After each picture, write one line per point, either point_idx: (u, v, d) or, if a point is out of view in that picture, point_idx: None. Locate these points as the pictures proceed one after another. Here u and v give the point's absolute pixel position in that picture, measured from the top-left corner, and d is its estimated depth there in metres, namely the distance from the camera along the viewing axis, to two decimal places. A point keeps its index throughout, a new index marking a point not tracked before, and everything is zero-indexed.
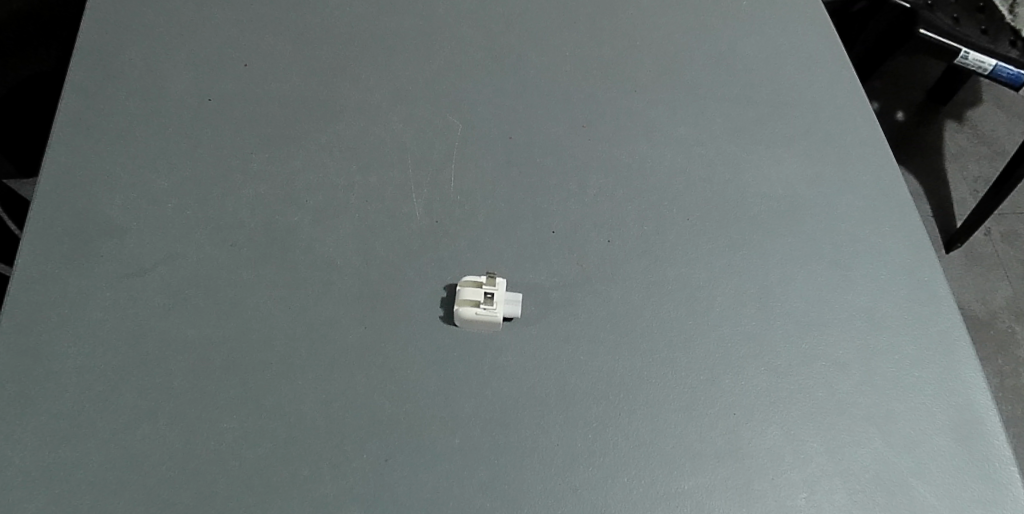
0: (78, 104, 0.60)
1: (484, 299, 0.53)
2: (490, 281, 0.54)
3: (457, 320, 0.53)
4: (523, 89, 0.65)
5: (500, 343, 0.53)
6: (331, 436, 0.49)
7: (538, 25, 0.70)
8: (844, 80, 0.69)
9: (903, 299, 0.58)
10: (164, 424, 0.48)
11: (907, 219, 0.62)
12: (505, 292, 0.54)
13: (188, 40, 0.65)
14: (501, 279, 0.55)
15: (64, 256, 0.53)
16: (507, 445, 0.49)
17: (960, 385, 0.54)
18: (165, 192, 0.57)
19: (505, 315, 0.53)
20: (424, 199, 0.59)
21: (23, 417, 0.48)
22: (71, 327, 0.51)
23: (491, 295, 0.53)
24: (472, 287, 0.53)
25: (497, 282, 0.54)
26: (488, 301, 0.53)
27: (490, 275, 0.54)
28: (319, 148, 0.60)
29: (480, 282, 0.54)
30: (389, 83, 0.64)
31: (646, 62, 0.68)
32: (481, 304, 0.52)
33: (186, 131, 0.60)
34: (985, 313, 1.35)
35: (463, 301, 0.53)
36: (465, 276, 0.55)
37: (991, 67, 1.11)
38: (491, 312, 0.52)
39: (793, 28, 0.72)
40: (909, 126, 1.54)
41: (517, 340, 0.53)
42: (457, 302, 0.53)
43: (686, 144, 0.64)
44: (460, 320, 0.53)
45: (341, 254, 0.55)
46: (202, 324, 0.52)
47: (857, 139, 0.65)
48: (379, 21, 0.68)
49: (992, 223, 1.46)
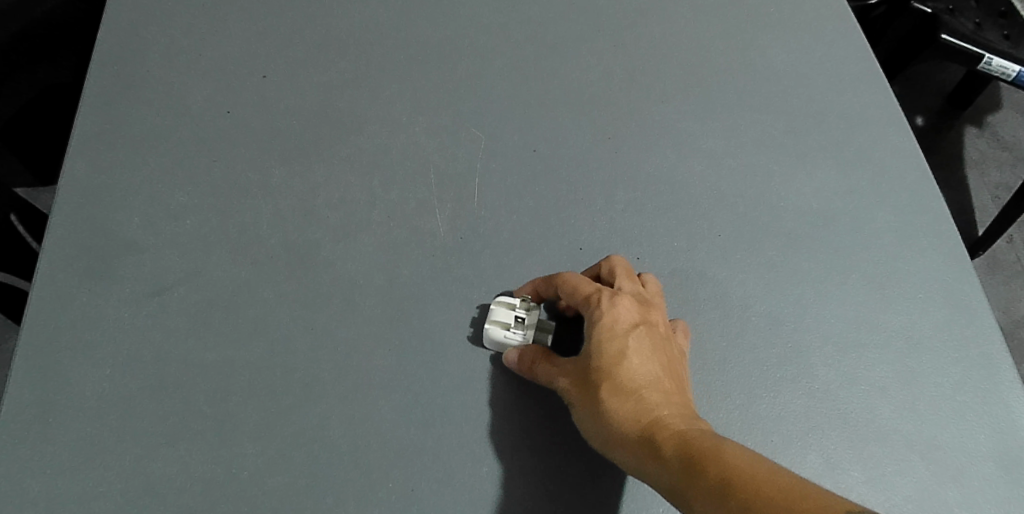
0: (98, 118, 0.59)
1: (516, 322, 0.51)
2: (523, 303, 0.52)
3: (483, 339, 0.51)
4: (547, 100, 0.64)
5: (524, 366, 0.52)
6: (356, 463, 0.47)
7: (562, 34, 0.68)
8: (876, 89, 0.67)
9: (944, 318, 0.56)
10: (186, 449, 0.47)
11: (945, 236, 0.60)
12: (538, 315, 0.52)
13: (209, 52, 0.64)
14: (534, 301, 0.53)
15: (83, 274, 0.52)
16: (535, 474, 0.48)
17: (1004, 409, 0.52)
18: (185, 208, 0.56)
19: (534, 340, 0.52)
20: (448, 215, 0.57)
21: (40, 442, 0.46)
22: (87, 349, 0.49)
23: (523, 319, 0.52)
24: (505, 308, 0.52)
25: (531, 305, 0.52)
26: (520, 327, 0.51)
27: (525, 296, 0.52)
28: (341, 162, 0.59)
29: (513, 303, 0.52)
30: (412, 94, 0.63)
31: (673, 70, 0.67)
32: (512, 328, 0.51)
33: (207, 145, 0.59)
34: (1008, 323, 1.33)
35: (494, 321, 0.51)
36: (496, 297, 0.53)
37: (1014, 74, 1.08)
38: (520, 336, 0.51)
39: (823, 35, 0.70)
40: (928, 132, 1.52)
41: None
42: (487, 322, 0.51)
43: (715, 157, 0.62)
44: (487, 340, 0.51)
45: (364, 272, 0.54)
46: (223, 344, 0.50)
47: (891, 151, 0.64)
48: (401, 31, 0.67)
49: (1014, 230, 1.43)
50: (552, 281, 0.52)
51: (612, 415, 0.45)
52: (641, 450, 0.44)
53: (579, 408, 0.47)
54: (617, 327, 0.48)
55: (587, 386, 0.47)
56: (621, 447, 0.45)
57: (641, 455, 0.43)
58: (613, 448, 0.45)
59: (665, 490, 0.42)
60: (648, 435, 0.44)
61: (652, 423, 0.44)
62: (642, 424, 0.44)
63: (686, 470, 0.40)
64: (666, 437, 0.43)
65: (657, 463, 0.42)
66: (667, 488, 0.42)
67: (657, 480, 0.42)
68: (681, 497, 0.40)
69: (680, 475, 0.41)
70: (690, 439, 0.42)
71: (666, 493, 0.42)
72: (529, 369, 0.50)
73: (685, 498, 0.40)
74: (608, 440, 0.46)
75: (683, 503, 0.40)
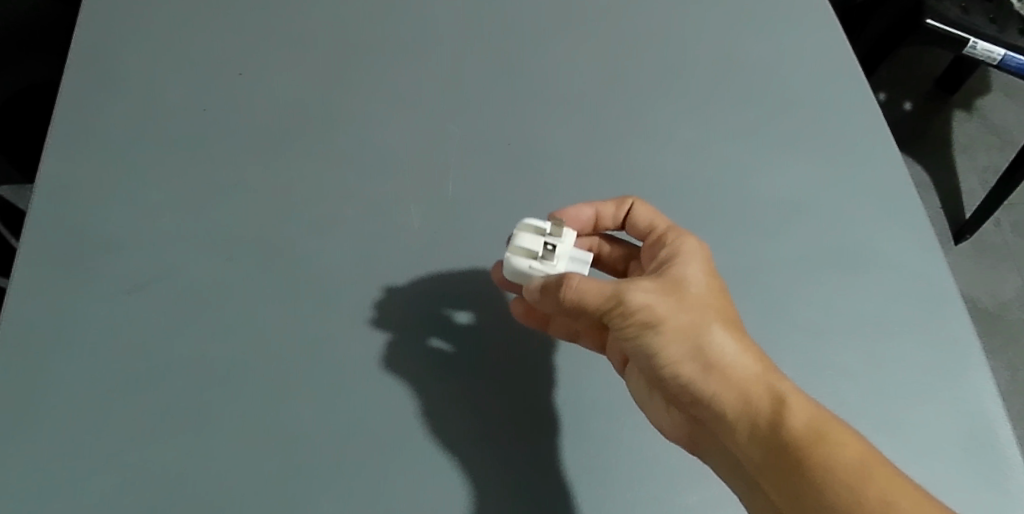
0: (74, 117, 0.60)
1: (543, 252, 0.49)
2: (554, 230, 0.50)
3: (504, 269, 0.49)
4: (523, 93, 0.64)
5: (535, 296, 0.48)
6: (330, 453, 0.48)
7: (539, 27, 0.69)
8: (849, 78, 0.68)
9: (913, 303, 0.57)
10: (162, 442, 0.47)
11: (916, 223, 0.61)
12: (572, 245, 0.50)
13: (185, 50, 0.64)
14: (569, 227, 0.50)
15: (62, 273, 0.53)
16: (508, 462, 0.49)
17: (971, 391, 0.53)
18: (162, 205, 0.56)
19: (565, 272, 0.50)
20: (423, 209, 0.58)
21: (19, 438, 0.47)
22: (65, 345, 0.50)
23: (552, 249, 0.49)
24: (533, 235, 0.49)
25: (564, 232, 0.50)
26: (546, 258, 0.49)
27: (558, 222, 0.50)
28: (316, 158, 0.60)
29: (541, 227, 0.50)
30: (388, 89, 0.64)
31: (649, 61, 0.67)
32: (538, 258, 0.49)
33: (183, 143, 0.59)
34: (996, 304, 1.34)
35: (517, 250, 0.49)
36: (524, 220, 0.51)
37: (1000, 57, 1.11)
38: (547, 267, 0.49)
39: (796, 26, 0.71)
40: (917, 117, 1.52)
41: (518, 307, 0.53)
42: (510, 249, 0.49)
43: (690, 146, 0.63)
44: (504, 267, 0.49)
45: (339, 267, 0.55)
46: (200, 340, 0.51)
47: (864, 138, 0.64)
48: (377, 27, 0.67)
49: (1002, 213, 1.44)
50: (620, 208, 0.54)
51: (713, 347, 0.45)
52: (743, 390, 0.44)
53: (664, 328, 0.45)
54: (709, 272, 0.49)
55: (689, 313, 0.46)
56: (715, 380, 0.44)
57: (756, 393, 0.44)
58: (715, 376, 0.44)
59: (772, 438, 0.42)
60: (755, 378, 0.44)
61: (751, 366, 0.45)
62: (747, 363, 0.45)
63: (813, 425, 0.42)
64: (779, 384, 0.44)
65: (765, 408, 0.43)
66: (779, 437, 0.42)
67: (764, 422, 0.43)
68: (800, 450, 0.41)
69: (804, 427, 0.42)
70: (799, 394, 0.44)
71: (772, 442, 0.42)
72: (596, 283, 0.46)
73: (807, 452, 0.41)
74: (704, 368, 0.45)
75: (803, 457, 0.41)
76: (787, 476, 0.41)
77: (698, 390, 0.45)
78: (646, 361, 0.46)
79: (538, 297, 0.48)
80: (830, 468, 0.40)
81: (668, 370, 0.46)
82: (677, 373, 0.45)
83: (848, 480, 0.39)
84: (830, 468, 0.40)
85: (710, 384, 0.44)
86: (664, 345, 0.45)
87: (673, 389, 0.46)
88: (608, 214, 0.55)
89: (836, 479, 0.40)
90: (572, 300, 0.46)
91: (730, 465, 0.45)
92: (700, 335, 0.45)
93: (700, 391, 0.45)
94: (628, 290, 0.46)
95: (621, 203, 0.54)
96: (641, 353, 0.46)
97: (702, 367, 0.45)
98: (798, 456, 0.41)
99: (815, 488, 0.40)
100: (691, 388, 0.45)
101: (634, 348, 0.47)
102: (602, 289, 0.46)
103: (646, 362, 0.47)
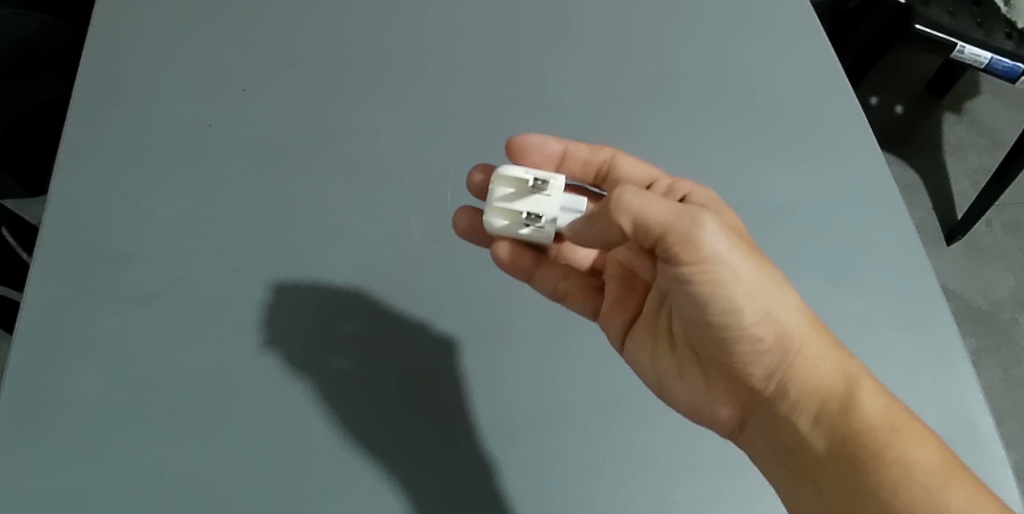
0: (85, 136, 0.62)
1: (525, 219, 0.52)
2: (535, 188, 0.52)
3: (487, 228, 0.54)
4: (518, 103, 0.66)
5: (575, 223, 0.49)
6: (332, 455, 0.50)
7: (532, 39, 0.71)
8: (834, 85, 0.70)
9: (895, 303, 0.59)
10: (170, 446, 0.49)
11: (899, 224, 0.63)
12: (560, 196, 0.52)
13: (189, 70, 0.67)
14: (556, 178, 0.52)
15: (73, 285, 0.55)
16: (504, 460, 0.51)
17: (954, 386, 0.55)
18: (169, 219, 0.59)
19: (556, 230, 0.53)
20: (421, 217, 0.60)
21: (34, 444, 0.49)
22: (77, 353, 0.52)
23: (535, 215, 0.52)
24: (511, 194, 0.52)
25: (549, 185, 0.52)
26: (531, 214, 0.52)
27: (543, 176, 0.52)
28: (317, 170, 0.62)
29: (526, 180, 0.52)
30: (386, 103, 0.66)
31: (639, 71, 0.69)
32: (518, 223, 0.53)
33: (189, 159, 0.62)
34: (988, 304, 1.36)
35: (496, 213, 0.53)
36: (503, 168, 0.52)
37: (987, 61, 1.13)
38: (532, 231, 0.53)
39: (783, 35, 0.73)
40: (907, 119, 1.54)
41: (504, 248, 0.54)
42: (490, 210, 0.53)
43: (680, 153, 0.65)
44: (487, 223, 0.53)
45: (341, 276, 0.57)
46: (207, 347, 0.53)
47: (848, 143, 0.67)
48: (375, 42, 0.70)
49: (993, 214, 1.46)
50: (597, 154, 0.58)
51: (786, 317, 0.47)
52: (814, 367, 0.47)
53: (742, 278, 0.45)
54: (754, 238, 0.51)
55: (766, 272, 0.47)
56: (790, 354, 0.47)
57: (830, 374, 0.47)
58: (793, 348, 0.47)
59: (843, 420, 0.46)
60: (827, 359, 0.47)
61: (818, 341, 0.48)
62: (817, 338, 0.48)
63: (887, 415, 0.45)
64: (847, 367, 0.47)
65: (837, 390, 0.47)
66: (851, 420, 0.45)
67: (835, 406, 0.46)
68: (871, 435, 0.45)
69: (880, 419, 0.45)
70: (868, 377, 0.47)
71: (842, 426, 0.46)
72: (664, 201, 0.44)
73: (883, 443, 0.44)
74: (778, 335, 0.47)
75: (875, 444, 0.44)
76: (854, 461, 0.44)
77: (768, 359, 0.48)
78: (716, 309, 0.46)
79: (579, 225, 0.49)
80: (905, 458, 0.43)
81: (736, 328, 0.47)
82: (747, 336, 0.47)
83: (921, 472, 0.43)
84: (905, 463, 0.43)
85: (780, 355, 0.47)
86: (740, 295, 0.46)
87: (738, 355, 0.48)
88: (578, 156, 0.58)
89: (911, 473, 0.43)
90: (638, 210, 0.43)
91: (780, 445, 0.48)
92: (776, 299, 0.47)
93: (772, 363, 0.48)
94: (704, 218, 0.44)
95: (597, 151, 0.58)
96: (710, 295, 0.46)
97: (777, 335, 0.47)
98: (871, 441, 0.44)
99: (886, 477, 0.43)
100: (761, 357, 0.48)
101: (697, 293, 0.46)
102: (675, 207, 0.44)
103: (709, 314, 0.47)
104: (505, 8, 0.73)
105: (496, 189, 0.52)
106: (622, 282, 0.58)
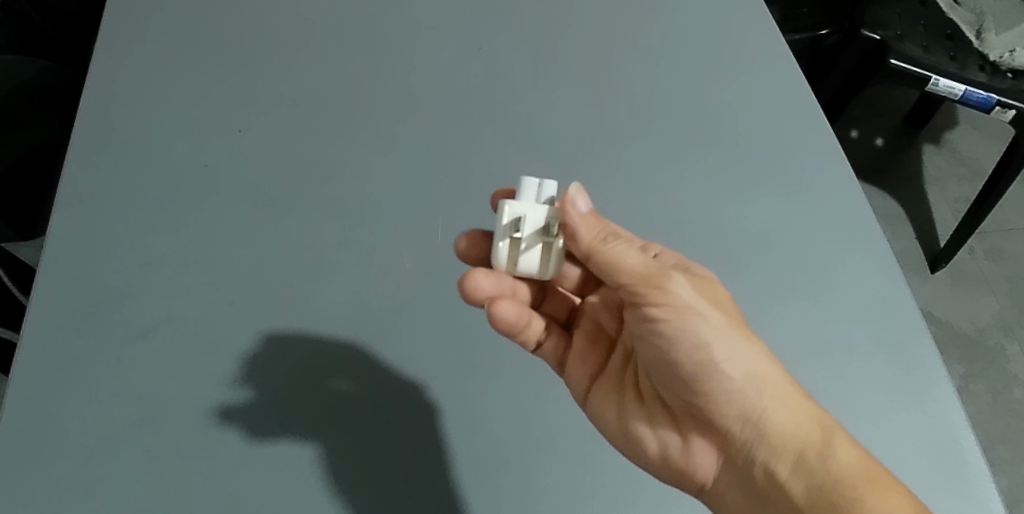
0: (82, 177, 0.64)
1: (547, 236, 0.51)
2: (514, 226, 0.50)
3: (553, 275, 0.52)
4: (506, 140, 0.69)
5: (579, 214, 0.50)
6: (327, 488, 0.51)
7: (519, 79, 0.73)
8: (811, 118, 0.73)
9: (876, 326, 0.60)
10: (166, 481, 0.50)
11: (876, 252, 0.65)
12: (525, 203, 0.50)
13: (185, 112, 0.69)
14: (508, 205, 0.50)
15: (69, 323, 0.56)
16: (497, 488, 0.51)
17: (935, 405, 0.57)
18: (165, 256, 0.60)
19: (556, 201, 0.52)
20: (412, 251, 0.61)
21: (28, 481, 0.49)
22: (72, 391, 0.53)
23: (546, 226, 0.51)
24: (526, 250, 0.50)
25: (513, 214, 0.50)
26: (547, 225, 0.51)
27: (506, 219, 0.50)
28: (311, 207, 0.63)
29: (513, 236, 0.50)
30: (377, 141, 0.68)
31: (623, 108, 0.72)
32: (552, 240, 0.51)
33: (184, 198, 0.63)
34: (974, 330, 1.38)
35: (539, 265, 0.51)
36: (494, 263, 0.51)
37: (961, 93, 1.18)
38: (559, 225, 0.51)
39: (761, 71, 0.76)
40: (887, 152, 1.58)
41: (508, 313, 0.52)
42: (537, 271, 0.51)
43: (664, 186, 0.67)
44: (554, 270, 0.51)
45: (334, 309, 0.58)
46: (201, 380, 0.54)
47: (826, 175, 0.69)
48: (368, 84, 0.72)
49: (975, 241, 1.49)
50: None
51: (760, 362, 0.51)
52: (789, 416, 0.50)
53: (710, 324, 0.51)
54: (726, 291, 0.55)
55: (732, 320, 0.52)
56: (768, 400, 0.51)
57: (805, 421, 0.50)
58: (766, 394, 0.51)
59: (823, 468, 0.49)
60: (800, 405, 0.51)
61: (795, 393, 0.51)
62: (789, 386, 0.51)
63: (862, 465, 0.48)
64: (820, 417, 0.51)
65: (815, 437, 0.50)
66: (829, 469, 0.49)
67: (812, 454, 0.49)
68: (847, 485, 0.48)
69: (854, 469, 0.48)
70: (841, 430, 0.50)
71: (820, 473, 0.49)
72: (640, 255, 0.51)
73: (857, 492, 0.48)
74: (750, 378, 0.51)
75: (852, 492, 0.48)
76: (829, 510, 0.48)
77: (744, 402, 0.51)
78: (691, 350, 0.51)
79: (584, 217, 0.50)
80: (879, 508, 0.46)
81: (709, 367, 0.51)
82: (718, 377, 0.51)
83: None
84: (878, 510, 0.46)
85: (756, 400, 0.51)
86: (710, 338, 0.51)
87: (712, 397, 0.52)
88: None
89: None
90: (615, 257, 0.50)
91: (753, 492, 0.52)
92: (746, 347, 0.51)
93: (753, 409, 0.51)
94: (672, 272, 0.51)
95: None
96: (682, 336, 0.51)
97: (747, 377, 0.51)
98: (845, 490, 0.48)
99: None
100: (737, 401, 0.51)
101: (667, 332, 0.51)
102: (646, 260, 0.51)
103: (681, 356, 0.52)
104: (493, 49, 0.76)
105: (525, 266, 0.51)
106: (588, 336, 0.61)
